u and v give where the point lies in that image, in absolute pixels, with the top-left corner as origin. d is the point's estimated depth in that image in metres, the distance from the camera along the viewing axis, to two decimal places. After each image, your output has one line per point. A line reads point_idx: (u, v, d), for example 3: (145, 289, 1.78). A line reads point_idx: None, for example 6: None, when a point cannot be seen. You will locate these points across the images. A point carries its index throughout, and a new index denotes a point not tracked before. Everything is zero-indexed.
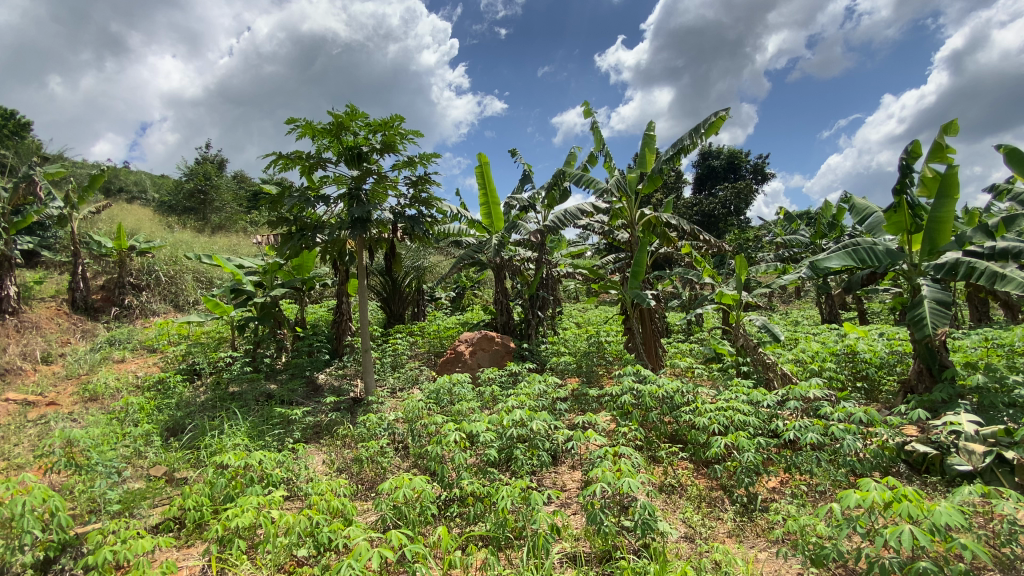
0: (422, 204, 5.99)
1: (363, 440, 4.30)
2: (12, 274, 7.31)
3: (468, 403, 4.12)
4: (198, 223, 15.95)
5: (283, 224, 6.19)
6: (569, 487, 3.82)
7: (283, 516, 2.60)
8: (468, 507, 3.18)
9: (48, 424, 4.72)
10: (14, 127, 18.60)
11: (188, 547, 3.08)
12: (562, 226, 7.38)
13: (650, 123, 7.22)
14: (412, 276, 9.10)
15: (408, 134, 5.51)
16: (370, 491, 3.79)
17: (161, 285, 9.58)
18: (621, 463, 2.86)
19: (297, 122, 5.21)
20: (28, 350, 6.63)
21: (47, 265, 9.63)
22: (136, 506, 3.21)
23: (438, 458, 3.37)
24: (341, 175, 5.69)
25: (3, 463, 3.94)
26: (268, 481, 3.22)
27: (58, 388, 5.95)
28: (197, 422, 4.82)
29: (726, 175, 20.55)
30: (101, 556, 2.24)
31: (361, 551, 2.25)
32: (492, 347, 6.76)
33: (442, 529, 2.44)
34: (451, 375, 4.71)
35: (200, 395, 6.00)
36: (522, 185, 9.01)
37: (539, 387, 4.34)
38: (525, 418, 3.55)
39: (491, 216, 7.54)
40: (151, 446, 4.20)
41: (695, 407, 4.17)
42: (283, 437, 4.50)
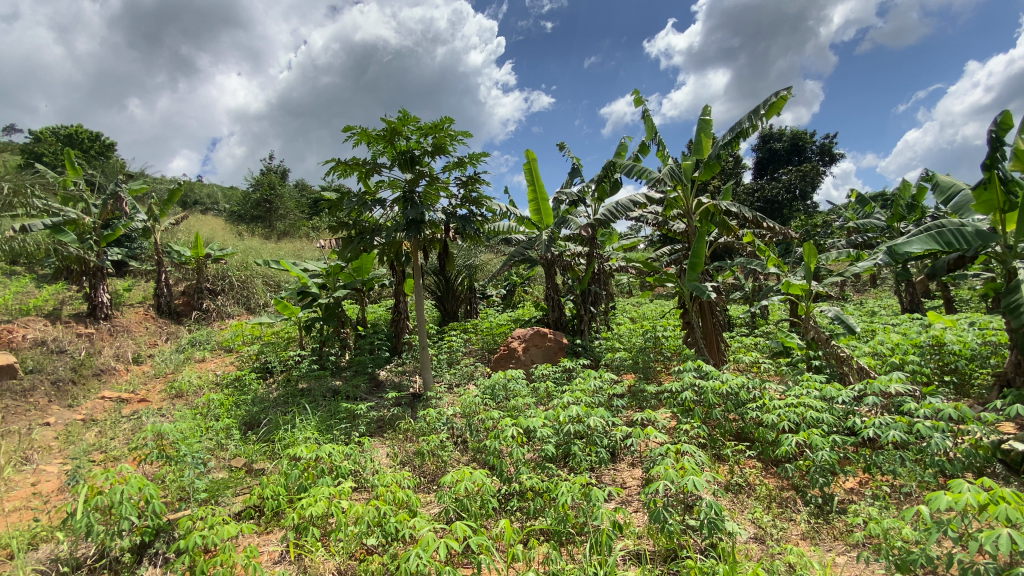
0: (473, 203, 6.06)
1: (424, 434, 4.43)
2: (105, 282, 8.05)
3: (524, 399, 4.14)
4: (265, 231, 16.94)
5: (343, 228, 6.44)
6: (629, 484, 3.75)
7: (353, 506, 2.74)
8: (528, 502, 3.21)
9: (141, 419, 5.17)
10: (104, 149, 20.45)
11: (268, 533, 3.28)
12: (615, 219, 7.26)
13: (705, 107, 6.93)
14: (465, 274, 9.24)
15: (458, 134, 5.58)
16: (432, 484, 3.89)
17: (234, 290, 10.27)
18: (685, 460, 2.77)
19: (353, 129, 5.41)
20: (122, 352, 7.28)
21: (135, 274, 10.53)
22: (221, 494, 3.46)
23: (497, 453, 3.43)
24: (395, 178, 5.85)
25: (102, 455, 4.34)
26: (337, 473, 3.41)
27: (148, 387, 6.50)
28: (271, 417, 5.12)
29: (789, 159, 19.41)
30: (192, 540, 2.43)
31: (428, 542, 2.30)
32: (545, 344, 6.73)
33: (504, 522, 2.47)
34: (506, 370, 4.73)
35: (272, 391, 6.38)
36: (571, 179, 8.91)
37: (595, 383, 4.29)
38: (582, 414, 3.51)
39: (540, 212, 7.56)
40: (231, 439, 4.50)
41: (763, 404, 3.97)
42: (349, 430, 4.72)
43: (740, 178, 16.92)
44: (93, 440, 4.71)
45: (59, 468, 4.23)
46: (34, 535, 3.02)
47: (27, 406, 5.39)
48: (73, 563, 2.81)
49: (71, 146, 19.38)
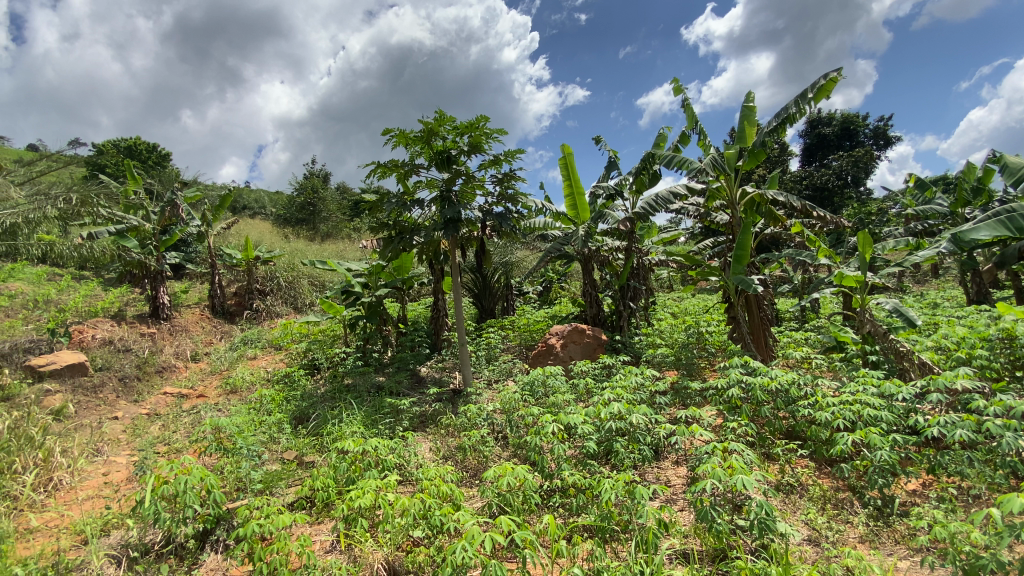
0: (509, 200, 6.07)
1: (465, 429, 4.49)
2: (164, 284, 8.53)
3: (564, 396, 4.13)
4: (310, 233, 17.55)
5: (384, 228, 6.58)
6: (674, 482, 3.68)
7: (399, 499, 2.80)
8: (570, 498, 3.20)
9: (199, 413, 5.46)
10: (161, 159, 21.67)
11: (319, 523, 3.41)
12: (654, 212, 7.11)
13: (748, 94, 6.68)
14: (501, 271, 9.27)
15: (493, 133, 5.59)
16: (474, 478, 3.93)
17: (282, 290, 10.68)
18: (733, 459, 2.69)
19: (392, 132, 5.52)
20: (181, 350, 7.71)
21: (191, 276, 11.13)
22: (275, 485, 3.62)
23: (538, 449, 3.43)
24: (432, 178, 5.93)
25: (166, 446, 4.63)
26: (383, 466, 3.50)
27: (205, 383, 6.87)
28: (319, 411, 5.31)
29: (840, 144, 18.48)
30: (250, 528, 2.55)
31: (474, 535, 2.34)
32: (584, 340, 6.67)
33: (548, 518, 2.47)
34: (545, 367, 4.72)
35: (320, 386, 6.61)
36: (608, 173, 8.78)
37: (636, 380, 4.21)
38: (623, 411, 3.46)
39: (577, 207, 7.48)
40: (282, 433, 4.70)
41: (815, 402, 3.80)
42: (393, 425, 4.84)
43: (786, 166, 16.23)
44: (156, 433, 5.03)
45: (126, 459, 4.53)
46: (106, 521, 3.24)
47: (98, 401, 5.80)
48: (142, 548, 3.00)
49: (131, 157, 20.62)
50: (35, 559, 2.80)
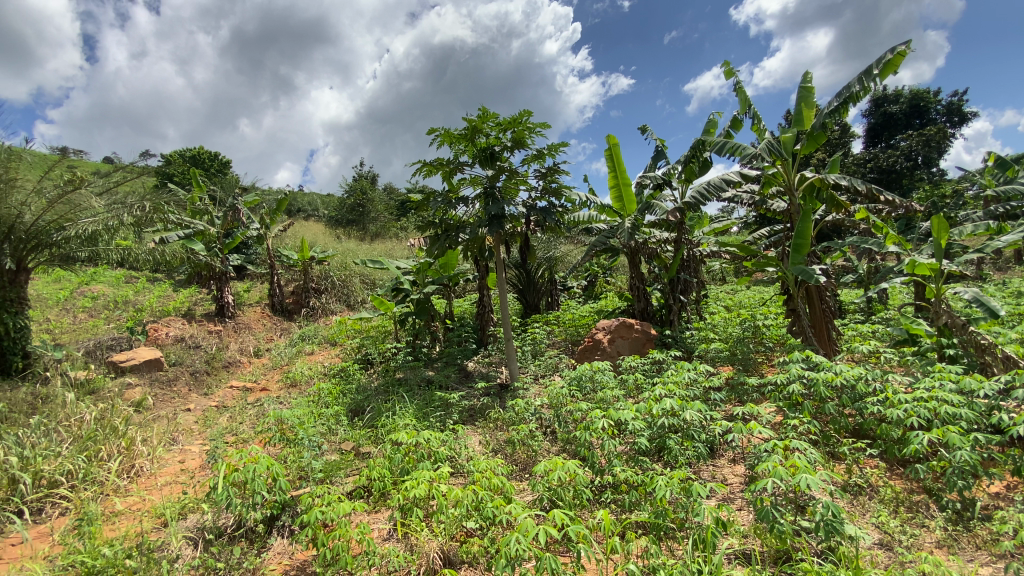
0: (553, 194, 6.03)
1: (513, 423, 4.53)
2: (228, 285, 9.06)
3: (613, 391, 4.07)
4: (360, 233, 18.13)
5: (430, 226, 6.69)
6: (731, 481, 3.55)
7: (452, 490, 2.86)
8: (622, 495, 3.16)
9: (262, 406, 5.78)
10: (222, 166, 22.97)
11: (376, 512, 3.52)
12: (705, 201, 6.88)
13: (806, 73, 6.33)
14: (545, 266, 9.25)
15: (537, 127, 5.56)
16: (524, 472, 3.95)
17: (335, 288, 11.09)
18: (797, 457, 2.57)
19: (437, 131, 5.59)
20: (245, 346, 8.17)
21: (253, 277, 11.77)
22: (335, 474, 3.78)
23: (587, 445, 3.41)
24: (476, 175, 5.97)
25: (235, 436, 4.93)
26: (436, 458, 3.57)
27: (267, 377, 7.26)
28: (374, 404, 5.49)
29: (909, 122, 17.16)
30: (313, 515, 2.67)
31: (529, 528, 2.35)
32: (632, 335, 6.55)
33: (602, 513, 2.44)
34: (592, 362, 4.67)
35: (373, 380, 6.85)
36: (656, 162, 8.55)
37: (689, 375, 4.07)
38: (677, 408, 3.38)
39: (623, 198, 7.34)
40: (340, 425, 4.89)
41: (886, 398, 3.57)
42: (444, 418, 4.95)
43: (848, 148, 15.28)
44: (225, 424, 5.36)
45: (199, 448, 4.86)
46: (183, 505, 3.47)
47: (173, 394, 6.24)
48: (216, 530, 3.21)
49: (195, 165, 21.97)
50: (122, 540, 3.05)
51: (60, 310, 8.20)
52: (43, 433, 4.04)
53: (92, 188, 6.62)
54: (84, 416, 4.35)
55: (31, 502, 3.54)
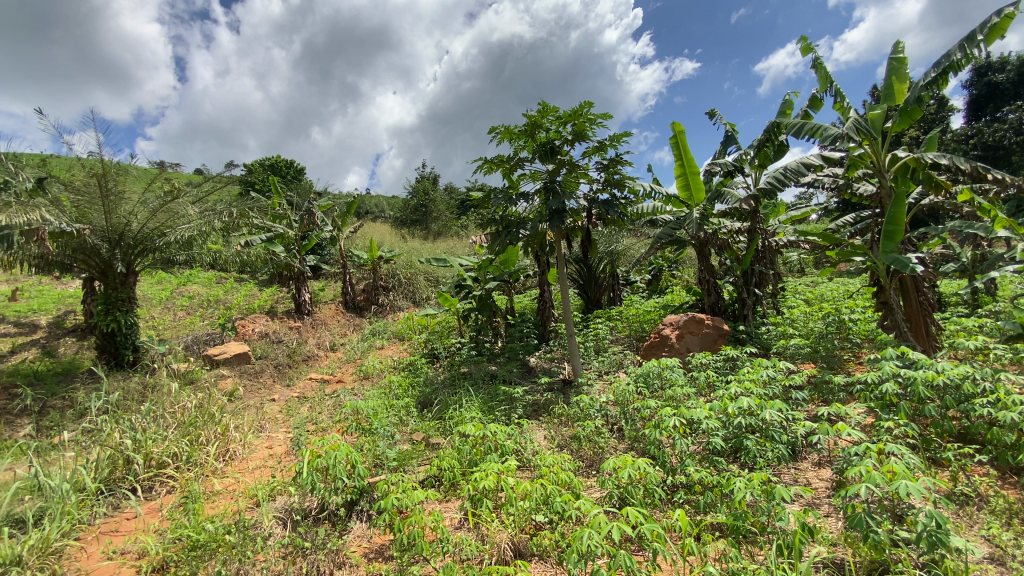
0: (615, 185, 5.89)
1: (578, 419, 4.50)
2: (305, 284, 9.65)
3: (683, 389, 3.93)
4: (423, 232, 18.70)
5: (493, 222, 6.75)
6: (816, 485, 3.33)
7: (521, 483, 2.89)
8: (696, 495, 3.04)
9: (339, 397, 6.11)
10: (297, 173, 24.47)
11: (447, 501, 3.63)
12: (781, 188, 6.47)
13: (896, 44, 5.78)
14: (607, 260, 9.05)
15: (598, 118, 5.46)
16: (591, 469, 3.91)
17: (401, 286, 11.51)
18: (893, 462, 2.36)
19: (497, 129, 5.65)
20: (322, 341, 8.67)
21: (327, 276, 12.49)
22: (407, 463, 3.93)
23: (657, 443, 3.33)
24: (536, 170, 5.96)
25: (315, 424, 5.24)
26: (503, 451, 3.63)
27: (342, 369, 7.67)
28: (441, 397, 5.64)
29: (1018, 92, 15.23)
30: (389, 501, 2.78)
31: (603, 523, 2.33)
32: (702, 331, 6.29)
33: (678, 512, 2.37)
34: (660, 359, 4.51)
35: (439, 373, 7.05)
36: (725, 148, 8.14)
37: (767, 373, 3.84)
38: (754, 407, 3.21)
39: (689, 187, 7.05)
40: (410, 416, 5.06)
41: (998, 401, 3.20)
42: (509, 412, 5.01)
43: (946, 124, 13.80)
44: (306, 413, 5.73)
45: (284, 435, 5.22)
46: (273, 488, 3.73)
47: (259, 385, 6.74)
48: (302, 511, 3.44)
49: (274, 173, 23.56)
50: (221, 517, 3.34)
51: (163, 308, 9.09)
52: (153, 418, 4.49)
53: (187, 198, 7.29)
54: (185, 403, 4.79)
55: (143, 480, 3.95)
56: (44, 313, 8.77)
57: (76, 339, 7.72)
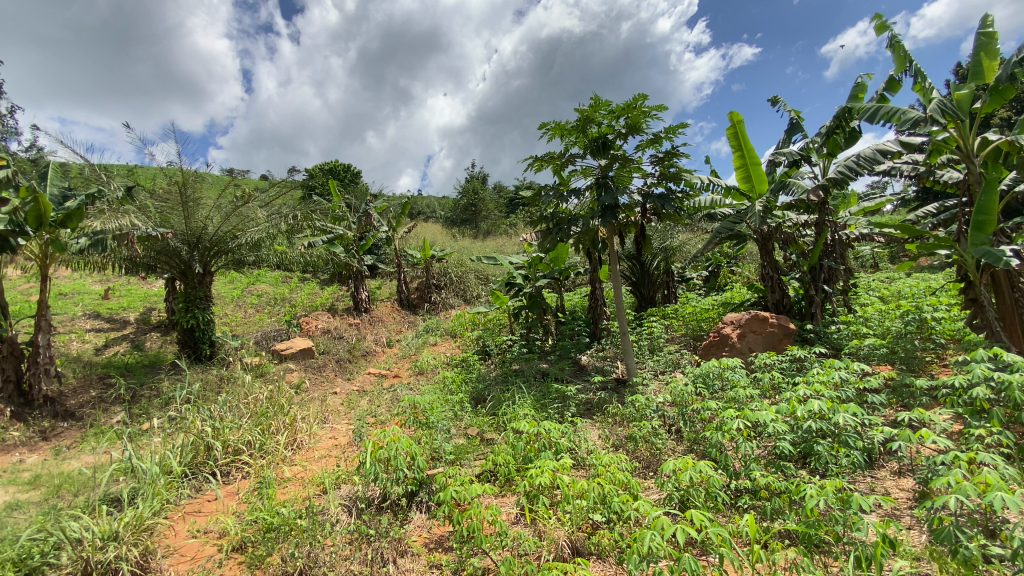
0: (671, 179, 5.72)
1: (634, 419, 4.42)
2: (363, 283, 10.03)
3: (747, 390, 3.76)
4: (473, 231, 18.98)
5: (544, 220, 6.73)
6: (896, 496, 3.10)
7: (577, 482, 2.88)
8: (762, 501, 2.91)
9: (396, 391, 6.31)
10: (354, 176, 25.48)
11: (503, 496, 3.66)
12: (852, 177, 6.05)
13: (987, 16, 5.27)
14: (661, 257, 8.81)
15: (652, 110, 5.32)
16: (648, 470, 3.84)
17: (453, 284, 11.72)
18: (988, 473, 2.16)
19: (548, 125, 5.63)
20: (379, 337, 8.98)
21: (383, 275, 12.92)
22: (463, 458, 4.01)
23: (720, 446, 3.21)
24: (588, 166, 5.89)
25: (375, 417, 5.45)
26: (557, 448, 3.60)
27: (398, 365, 7.92)
28: (494, 394, 5.70)
29: None
30: (448, 493, 2.85)
31: (664, 524, 2.27)
32: (766, 330, 5.99)
33: (747, 517, 2.27)
34: (721, 359, 4.34)
35: (492, 370, 7.13)
36: (790, 137, 7.72)
37: (840, 374, 3.60)
38: (826, 410, 3.01)
39: (750, 179, 6.74)
40: (464, 412, 5.16)
41: None
42: (562, 410, 5.00)
43: None
44: (366, 406, 5.97)
45: (345, 427, 5.45)
46: (339, 476, 3.90)
47: (323, 378, 7.09)
48: (366, 500, 3.58)
49: (333, 177, 24.66)
50: (293, 502, 3.55)
51: (235, 306, 9.72)
52: (229, 408, 4.83)
53: (256, 202, 7.74)
54: (258, 395, 5.11)
55: (222, 465, 4.26)
56: (133, 311, 9.60)
57: (160, 334, 8.41)
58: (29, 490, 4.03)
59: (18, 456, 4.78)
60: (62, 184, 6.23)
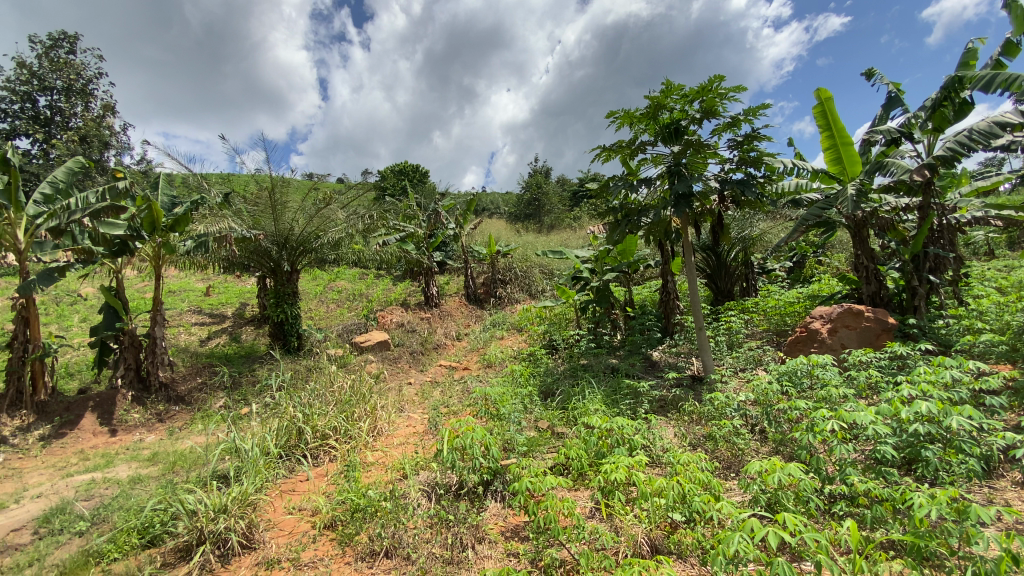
0: (751, 164, 5.40)
1: (712, 418, 4.25)
2: (433, 278, 10.35)
3: (840, 390, 3.49)
4: (537, 226, 19.03)
5: (613, 211, 6.58)
6: (1020, 510, 2.76)
7: (655, 480, 2.81)
8: (861, 509, 2.70)
9: (466, 383, 6.50)
10: (423, 175, 26.35)
11: (576, 490, 3.68)
12: (963, 155, 5.41)
13: None
14: (739, 248, 8.34)
15: (730, 91, 5.04)
16: (729, 471, 3.67)
17: (519, 279, 11.73)
18: None
19: (617, 113, 5.49)
20: (449, 331, 9.25)
21: (452, 270, 13.28)
22: (536, 451, 4.05)
23: (810, 448, 3.01)
24: (659, 154, 5.69)
25: (447, 407, 5.63)
26: (631, 445, 3.53)
27: (467, 357, 8.12)
28: (563, 388, 5.69)
29: None
30: (523, 484, 2.90)
31: (754, 526, 2.16)
32: (861, 325, 5.50)
33: (848, 525, 2.11)
34: (810, 356, 4.06)
35: (560, 364, 7.12)
36: (888, 113, 7.02)
37: (951, 373, 3.25)
38: (935, 413, 2.72)
39: (842, 160, 6.22)
40: (534, 404, 5.22)
41: None
42: (634, 406, 4.90)
43: None
44: (438, 397, 6.19)
45: (420, 416, 5.69)
46: (417, 463, 4.07)
47: (398, 369, 7.43)
48: (444, 486, 3.71)
49: (403, 177, 25.63)
50: (377, 485, 3.76)
51: (318, 301, 10.41)
52: (317, 396, 5.19)
53: (337, 204, 8.23)
54: (342, 384, 5.44)
55: (312, 448, 4.59)
56: (230, 306, 10.56)
57: (254, 327, 9.18)
58: (149, 465, 4.56)
59: (139, 436, 5.45)
60: (169, 193, 6.87)
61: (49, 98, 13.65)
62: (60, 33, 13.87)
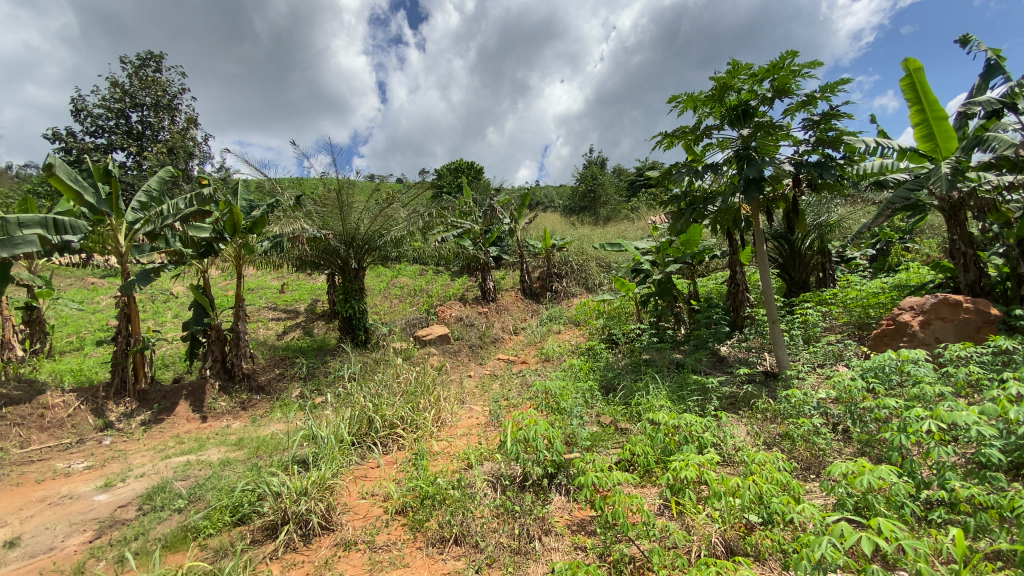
0: (829, 144, 5.03)
1: (789, 417, 4.02)
2: (490, 273, 10.48)
3: (935, 388, 3.19)
4: (593, 218, 18.76)
5: (676, 200, 6.35)
6: None
7: (728, 478, 2.70)
8: (963, 517, 2.47)
9: (525, 376, 6.56)
10: (478, 172, 26.67)
11: (642, 487, 3.62)
12: None
13: None
14: (815, 235, 7.77)
15: (804, 67, 4.71)
16: (809, 473, 3.47)
17: (575, 272, 11.63)
18: None
19: (680, 97, 5.30)
20: (507, 325, 9.35)
21: (508, 265, 13.38)
22: (599, 445, 4.01)
23: (903, 449, 2.78)
24: (726, 138, 5.43)
25: (507, 400, 5.70)
26: (700, 442, 3.43)
27: (526, 351, 8.16)
28: (625, 382, 5.59)
29: None
30: (588, 478, 2.88)
31: (842, 530, 2.03)
32: (959, 318, 5.01)
33: (951, 532, 1.94)
34: (899, 351, 3.74)
35: (620, 359, 7.00)
36: (988, 82, 6.31)
37: None
38: None
39: (935, 137, 5.66)
40: (595, 399, 5.18)
41: None
42: (702, 403, 4.73)
43: None
44: (498, 390, 6.28)
45: (480, 408, 5.80)
46: (482, 454, 4.15)
47: (458, 362, 7.61)
48: (509, 478, 3.75)
49: (458, 174, 26.06)
50: (445, 474, 3.88)
51: (382, 297, 10.84)
52: (384, 387, 5.42)
53: (399, 203, 8.52)
54: (407, 375, 5.65)
55: (382, 436, 4.80)
56: (303, 302, 11.22)
57: (325, 322, 9.69)
58: (236, 450, 4.96)
59: (226, 422, 5.93)
60: (247, 197, 7.44)
61: (140, 114, 15.03)
62: (147, 54, 15.23)
